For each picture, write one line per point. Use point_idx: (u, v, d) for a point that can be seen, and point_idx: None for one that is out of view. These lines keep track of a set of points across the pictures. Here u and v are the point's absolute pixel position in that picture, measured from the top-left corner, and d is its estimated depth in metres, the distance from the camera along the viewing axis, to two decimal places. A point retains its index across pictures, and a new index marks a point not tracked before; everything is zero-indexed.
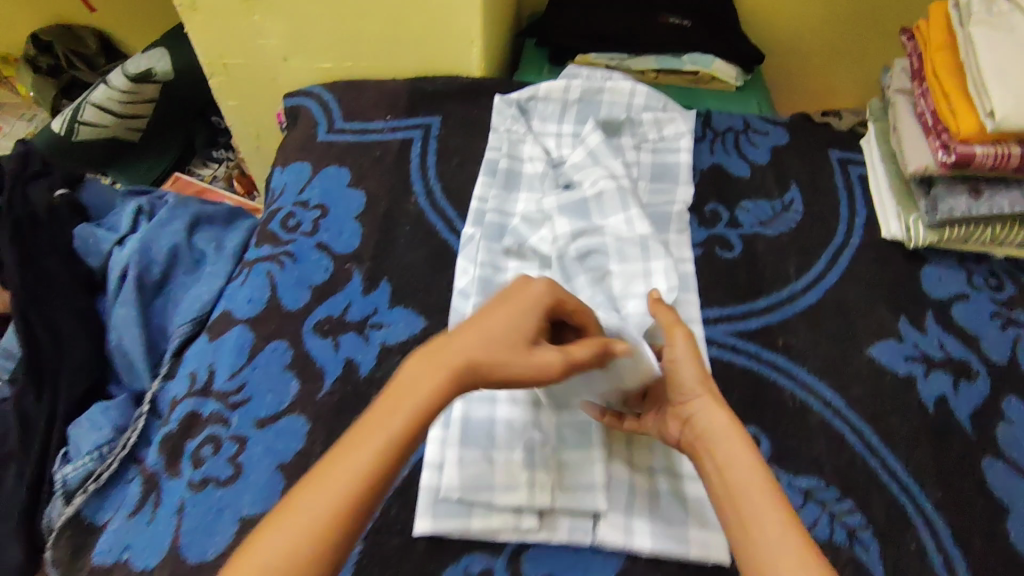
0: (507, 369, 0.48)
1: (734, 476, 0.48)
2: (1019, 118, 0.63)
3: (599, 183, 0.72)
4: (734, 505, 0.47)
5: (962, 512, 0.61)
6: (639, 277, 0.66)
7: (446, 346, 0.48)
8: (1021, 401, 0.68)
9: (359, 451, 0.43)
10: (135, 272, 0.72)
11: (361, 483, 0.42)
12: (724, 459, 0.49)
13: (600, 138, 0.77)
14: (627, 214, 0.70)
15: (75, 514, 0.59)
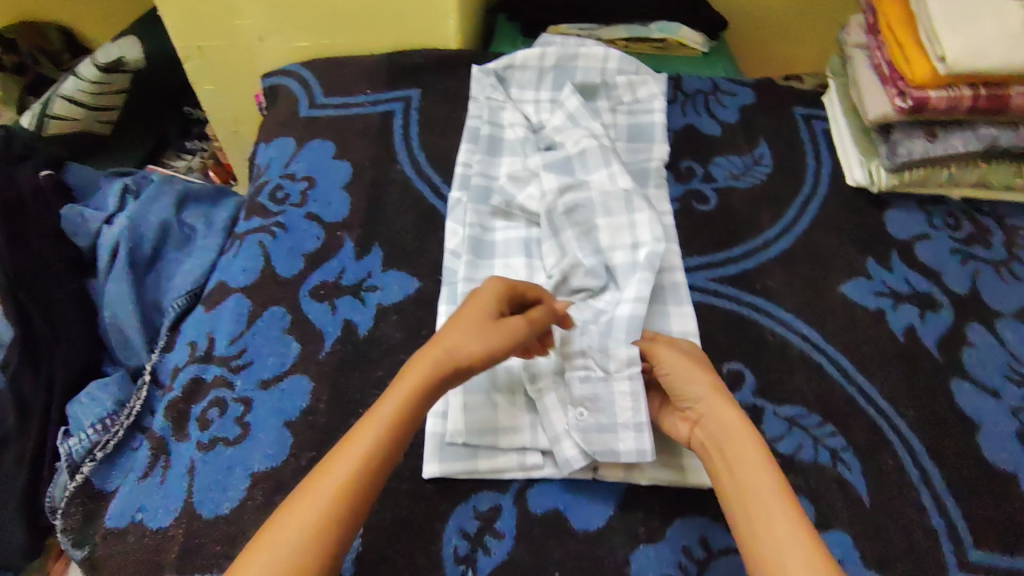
0: (484, 342, 0.52)
1: (747, 481, 0.48)
2: (968, 61, 0.69)
3: (581, 142, 0.74)
4: (747, 510, 0.47)
5: (935, 428, 0.66)
6: (626, 229, 0.68)
7: (428, 347, 0.51)
8: (981, 327, 0.73)
9: (358, 442, 0.46)
10: (126, 248, 0.73)
11: (354, 473, 0.45)
12: (737, 462, 0.49)
13: (577, 101, 0.79)
14: (609, 170, 0.73)
15: (84, 481, 0.60)
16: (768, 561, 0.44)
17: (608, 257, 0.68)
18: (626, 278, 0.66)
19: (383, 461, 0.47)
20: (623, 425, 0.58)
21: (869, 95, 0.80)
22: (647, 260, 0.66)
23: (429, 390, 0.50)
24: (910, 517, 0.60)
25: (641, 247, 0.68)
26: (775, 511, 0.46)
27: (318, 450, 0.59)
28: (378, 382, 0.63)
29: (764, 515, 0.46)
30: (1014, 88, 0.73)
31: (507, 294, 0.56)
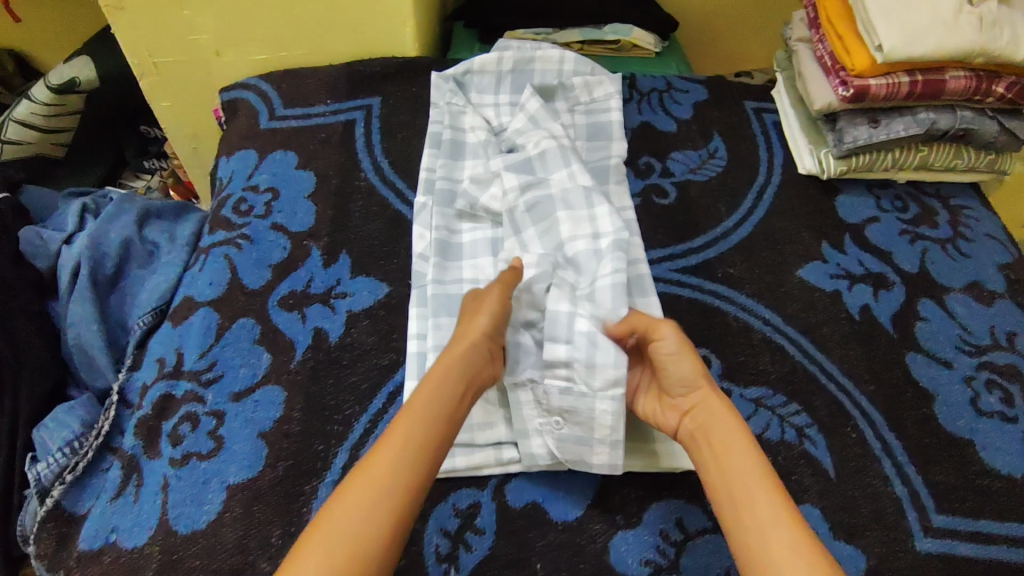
0: (484, 312, 0.58)
1: (741, 473, 0.49)
2: (904, 49, 0.73)
3: (542, 144, 0.76)
4: (737, 501, 0.48)
5: (894, 400, 0.68)
6: (585, 220, 0.69)
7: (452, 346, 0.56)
8: (932, 302, 0.76)
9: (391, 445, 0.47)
10: (88, 266, 0.72)
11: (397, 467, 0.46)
12: (728, 457, 0.50)
13: (538, 102, 0.81)
14: (569, 169, 0.73)
15: (54, 506, 0.59)
16: (750, 544, 0.45)
17: (568, 247, 0.68)
18: (595, 262, 0.66)
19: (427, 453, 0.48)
20: (599, 440, 0.58)
21: (814, 86, 0.83)
22: (607, 249, 0.67)
23: (463, 368, 0.54)
24: (876, 488, 0.62)
25: (601, 236, 0.68)
26: (767, 502, 0.47)
27: (293, 458, 0.58)
28: (351, 388, 0.63)
29: (755, 504, 0.47)
30: (949, 72, 0.77)
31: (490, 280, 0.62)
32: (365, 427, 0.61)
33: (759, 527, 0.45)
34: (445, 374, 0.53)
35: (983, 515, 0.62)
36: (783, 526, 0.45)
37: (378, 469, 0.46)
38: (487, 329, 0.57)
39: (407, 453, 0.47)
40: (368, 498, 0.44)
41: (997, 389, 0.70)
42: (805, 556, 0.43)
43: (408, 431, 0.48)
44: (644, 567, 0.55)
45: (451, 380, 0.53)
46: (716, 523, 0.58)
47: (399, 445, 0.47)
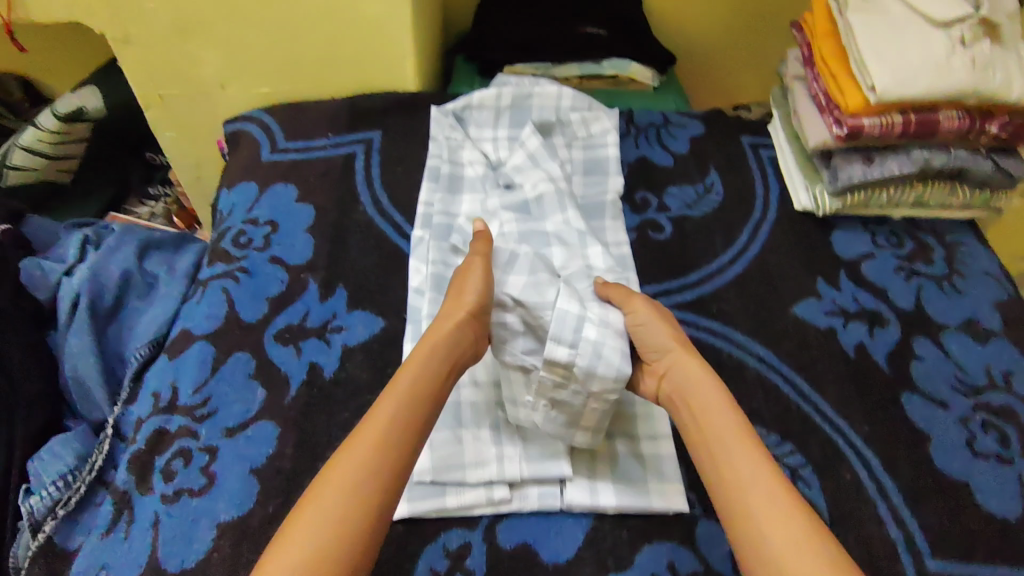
0: (470, 290, 0.61)
1: (711, 423, 0.53)
2: (897, 90, 0.73)
3: (539, 186, 0.77)
4: (710, 449, 0.53)
5: (888, 440, 0.68)
6: (578, 252, 0.71)
7: (438, 324, 0.59)
8: (928, 340, 0.76)
9: (384, 406, 0.51)
10: (87, 299, 0.72)
11: (387, 423, 0.50)
12: (700, 408, 0.55)
13: (537, 142, 0.82)
14: (565, 214, 0.74)
15: (46, 540, 0.60)
16: (730, 489, 0.50)
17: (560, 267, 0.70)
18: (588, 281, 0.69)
19: (414, 412, 0.52)
20: (583, 428, 0.61)
21: (809, 124, 0.84)
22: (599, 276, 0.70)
23: (453, 348, 0.58)
24: (870, 530, 0.62)
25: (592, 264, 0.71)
26: (736, 446, 0.51)
27: (284, 496, 0.58)
28: (344, 424, 0.63)
29: (726, 452, 0.51)
30: (942, 112, 0.78)
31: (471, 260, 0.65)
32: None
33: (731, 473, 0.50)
34: (428, 354, 0.56)
35: (978, 559, 0.61)
36: (753, 467, 0.50)
37: (368, 442, 0.49)
38: (476, 306, 0.60)
39: (395, 429, 0.50)
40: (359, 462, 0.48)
41: (992, 430, 0.70)
42: (772, 493, 0.48)
43: (399, 402, 0.52)
44: None
45: (436, 358, 0.56)
46: (707, 566, 0.57)
47: (385, 422, 0.50)
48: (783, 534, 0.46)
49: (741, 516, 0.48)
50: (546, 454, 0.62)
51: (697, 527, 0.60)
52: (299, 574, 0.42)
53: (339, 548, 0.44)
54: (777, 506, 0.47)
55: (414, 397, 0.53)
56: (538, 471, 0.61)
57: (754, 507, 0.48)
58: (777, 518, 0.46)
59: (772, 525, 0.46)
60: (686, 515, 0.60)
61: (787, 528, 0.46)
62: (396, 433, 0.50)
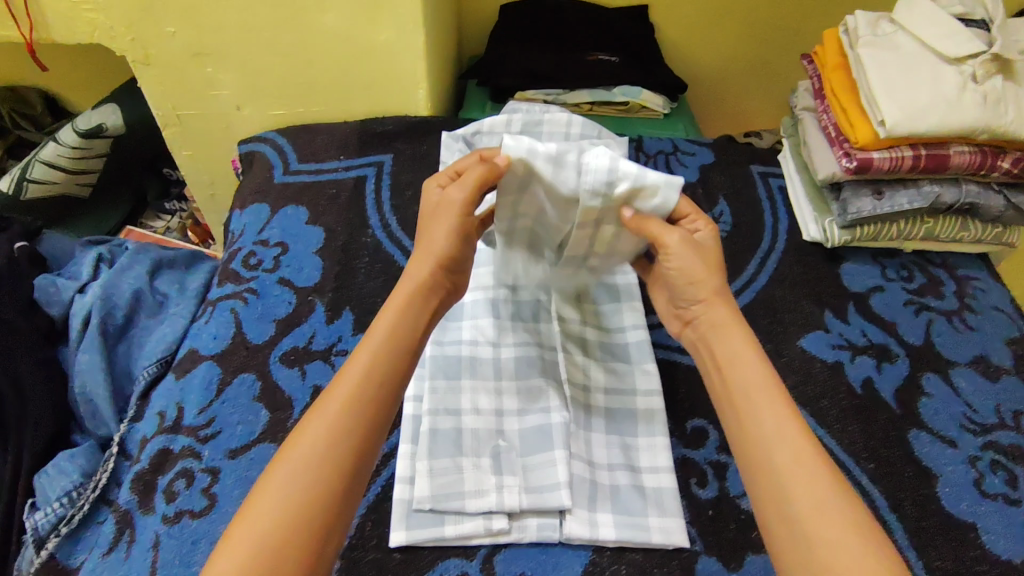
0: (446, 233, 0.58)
1: (736, 371, 0.55)
2: (907, 125, 0.73)
3: None
4: (732, 396, 0.54)
5: (894, 479, 0.67)
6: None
7: (416, 262, 0.58)
8: (937, 376, 0.76)
9: (356, 361, 0.52)
10: (98, 316, 0.73)
11: (360, 381, 0.51)
12: (725, 356, 0.56)
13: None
14: None
15: (49, 558, 0.60)
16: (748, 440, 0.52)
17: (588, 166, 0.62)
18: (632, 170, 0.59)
19: (388, 368, 0.52)
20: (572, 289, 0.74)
21: (818, 156, 0.84)
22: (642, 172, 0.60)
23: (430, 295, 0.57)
24: None
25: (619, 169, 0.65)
26: (758, 393, 0.53)
27: None
28: None
29: (750, 400, 0.53)
30: (953, 147, 0.77)
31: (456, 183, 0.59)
32: (376, 494, 0.62)
33: (753, 419, 0.52)
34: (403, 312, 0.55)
35: None
36: (774, 414, 0.51)
37: (337, 398, 0.50)
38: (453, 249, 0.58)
39: (370, 386, 0.51)
40: (333, 417, 0.49)
41: (1001, 470, 0.69)
42: (793, 441, 0.50)
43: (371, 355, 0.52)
44: None
45: (414, 311, 0.56)
46: None
47: (356, 381, 0.50)
48: (797, 478, 0.48)
49: (759, 460, 0.50)
50: (546, 484, 0.61)
51: (697, 563, 0.59)
52: (268, 536, 0.44)
53: (312, 507, 0.45)
54: (798, 459, 0.49)
55: (390, 351, 0.53)
56: (537, 502, 0.60)
57: (774, 455, 0.50)
58: (795, 463, 0.49)
59: (789, 470, 0.49)
60: (687, 550, 0.60)
61: (805, 472, 0.48)
62: (367, 390, 0.50)
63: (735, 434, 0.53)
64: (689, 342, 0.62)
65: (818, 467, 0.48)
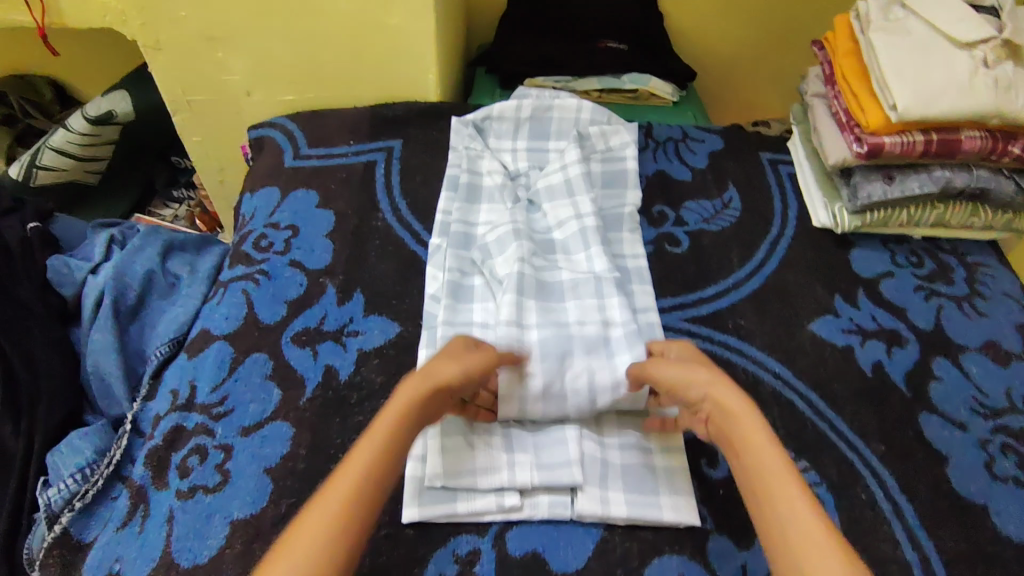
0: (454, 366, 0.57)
1: (754, 458, 0.51)
2: (918, 109, 0.73)
3: (567, 228, 0.78)
4: (755, 488, 0.50)
5: (905, 462, 0.67)
6: (594, 309, 0.69)
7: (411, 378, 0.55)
8: (948, 361, 0.76)
9: (353, 459, 0.49)
10: (111, 296, 0.74)
11: (359, 476, 0.48)
12: (739, 442, 0.52)
13: (580, 170, 0.82)
14: (588, 252, 0.75)
15: (62, 532, 0.60)
16: (774, 534, 0.47)
17: (576, 329, 0.68)
18: (606, 352, 0.66)
19: (386, 464, 0.49)
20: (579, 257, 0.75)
21: (829, 141, 0.84)
22: (618, 343, 0.67)
23: (429, 404, 0.54)
24: (884, 552, 0.61)
25: (608, 304, 0.70)
26: (780, 480, 0.49)
27: (296, 497, 0.59)
28: (358, 428, 0.64)
29: (776, 490, 0.48)
30: (964, 132, 0.77)
31: (453, 360, 0.58)
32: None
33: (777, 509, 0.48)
34: (397, 424, 0.51)
35: None
36: (796, 504, 0.47)
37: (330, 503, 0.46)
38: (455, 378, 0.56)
39: (364, 495, 0.47)
40: (314, 531, 0.44)
41: (1012, 454, 0.69)
42: (814, 534, 0.45)
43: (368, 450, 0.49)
44: None
45: (402, 433, 0.51)
46: None
47: (354, 477, 0.47)
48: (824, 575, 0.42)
49: (784, 556, 0.45)
50: (557, 462, 0.62)
51: (708, 542, 0.59)
52: None
53: None
54: (819, 543, 0.44)
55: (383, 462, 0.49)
56: (549, 479, 0.60)
57: (795, 542, 0.45)
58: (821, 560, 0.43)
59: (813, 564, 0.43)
60: (698, 528, 0.60)
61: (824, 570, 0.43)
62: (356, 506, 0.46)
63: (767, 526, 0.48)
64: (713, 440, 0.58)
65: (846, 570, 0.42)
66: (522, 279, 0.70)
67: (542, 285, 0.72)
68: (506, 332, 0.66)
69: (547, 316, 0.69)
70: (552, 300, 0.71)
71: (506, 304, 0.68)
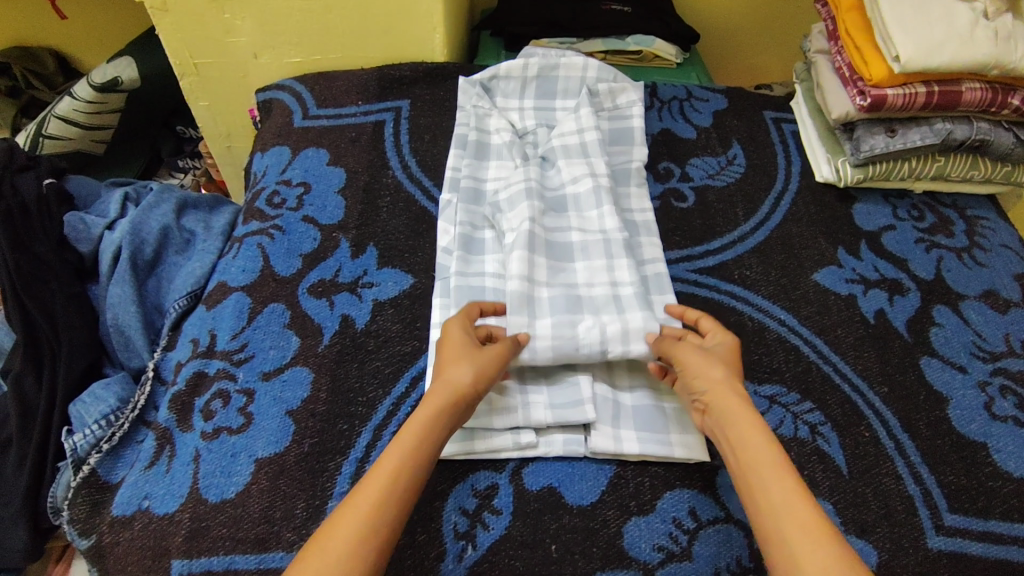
0: (467, 366, 0.58)
1: (749, 456, 0.52)
2: (921, 60, 0.74)
3: (579, 180, 0.78)
4: (748, 481, 0.52)
5: (906, 402, 0.69)
6: (603, 270, 0.71)
7: (433, 386, 0.57)
8: (948, 308, 0.77)
9: (375, 477, 0.51)
10: (128, 251, 0.75)
11: (381, 495, 0.50)
12: (736, 440, 0.54)
13: (597, 136, 0.82)
14: (601, 209, 0.76)
15: (90, 473, 0.61)
16: (764, 523, 0.49)
17: (584, 290, 0.70)
18: (614, 309, 0.67)
19: (409, 482, 0.51)
20: (592, 214, 0.76)
21: (832, 96, 0.85)
22: (627, 301, 0.68)
23: (452, 413, 0.56)
24: (887, 486, 0.63)
25: (616, 262, 0.71)
26: (772, 476, 0.51)
27: (318, 436, 0.61)
28: (375, 372, 0.65)
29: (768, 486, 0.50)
30: (965, 83, 0.78)
31: (462, 358, 0.58)
32: (388, 410, 0.63)
33: (766, 503, 0.50)
34: (421, 436, 0.53)
35: (995, 516, 0.62)
36: (788, 494, 0.49)
37: (361, 510, 0.49)
38: (469, 384, 0.57)
39: (386, 513, 0.49)
40: (343, 549, 0.46)
41: (1011, 395, 0.71)
42: (808, 523, 0.47)
43: (396, 465, 0.51)
44: (657, 553, 0.56)
45: (425, 451, 0.53)
46: (728, 514, 0.59)
47: (379, 493, 0.50)
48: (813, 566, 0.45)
49: (776, 545, 0.48)
50: (569, 401, 0.63)
51: (717, 477, 0.61)
52: None
53: None
54: (808, 531, 0.47)
55: (412, 468, 0.52)
56: (562, 419, 0.62)
57: (788, 535, 0.47)
58: (811, 552, 0.46)
59: (801, 555, 0.46)
60: (707, 464, 0.62)
61: (815, 561, 0.45)
62: (385, 514, 0.49)
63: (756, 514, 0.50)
64: (708, 431, 0.59)
65: (831, 555, 0.45)
66: (532, 236, 0.71)
67: (551, 243, 0.73)
68: (518, 286, 0.67)
69: (556, 277, 0.70)
70: (560, 257, 0.72)
71: (517, 260, 0.69)
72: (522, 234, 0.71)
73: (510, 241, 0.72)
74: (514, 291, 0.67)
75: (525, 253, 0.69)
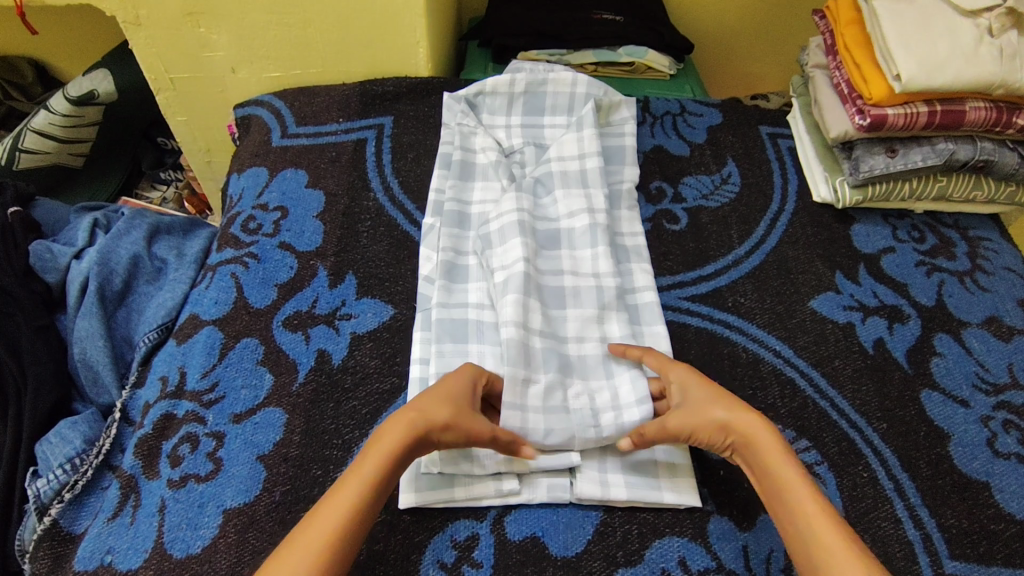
0: (449, 408, 0.55)
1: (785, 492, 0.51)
2: (923, 79, 0.71)
3: (575, 216, 0.75)
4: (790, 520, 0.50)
5: (905, 439, 0.66)
6: (593, 322, 0.68)
7: (404, 410, 0.54)
8: (950, 337, 0.75)
9: (332, 508, 0.49)
10: (95, 283, 0.72)
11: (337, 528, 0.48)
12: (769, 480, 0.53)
13: (597, 163, 0.79)
14: (595, 249, 0.72)
15: (51, 524, 0.58)
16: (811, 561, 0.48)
17: (573, 346, 0.67)
18: (603, 371, 0.65)
19: (364, 513, 0.49)
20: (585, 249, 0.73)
21: (831, 114, 0.82)
22: (613, 361, 0.65)
23: (414, 448, 0.53)
24: (886, 531, 0.60)
25: (608, 316, 0.68)
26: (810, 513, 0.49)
27: (291, 484, 0.58)
28: (351, 413, 0.63)
29: (798, 518, 0.49)
30: (969, 103, 0.75)
31: (450, 400, 0.55)
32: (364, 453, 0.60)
33: (798, 531, 0.49)
34: (384, 466, 0.51)
35: (998, 562, 0.59)
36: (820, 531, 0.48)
37: (311, 547, 0.46)
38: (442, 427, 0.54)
39: (339, 545, 0.47)
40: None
41: (1014, 430, 0.68)
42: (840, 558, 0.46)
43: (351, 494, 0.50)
44: None
45: (384, 480, 0.51)
46: (720, 564, 0.56)
47: (332, 526, 0.48)
48: None
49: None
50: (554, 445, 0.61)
51: (709, 523, 0.59)
52: None
53: None
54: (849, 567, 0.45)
55: (365, 501, 0.50)
56: (546, 462, 0.60)
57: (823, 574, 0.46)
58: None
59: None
60: (698, 510, 0.59)
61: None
62: (335, 548, 0.47)
63: (791, 544, 0.50)
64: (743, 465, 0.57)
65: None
66: (527, 279, 0.67)
67: (542, 287, 0.69)
68: (514, 334, 0.63)
69: (548, 326, 0.67)
70: (551, 303, 0.69)
71: (509, 306, 0.65)
72: (514, 280, 0.67)
73: (502, 280, 0.68)
74: (510, 339, 0.63)
75: (520, 297, 0.66)
